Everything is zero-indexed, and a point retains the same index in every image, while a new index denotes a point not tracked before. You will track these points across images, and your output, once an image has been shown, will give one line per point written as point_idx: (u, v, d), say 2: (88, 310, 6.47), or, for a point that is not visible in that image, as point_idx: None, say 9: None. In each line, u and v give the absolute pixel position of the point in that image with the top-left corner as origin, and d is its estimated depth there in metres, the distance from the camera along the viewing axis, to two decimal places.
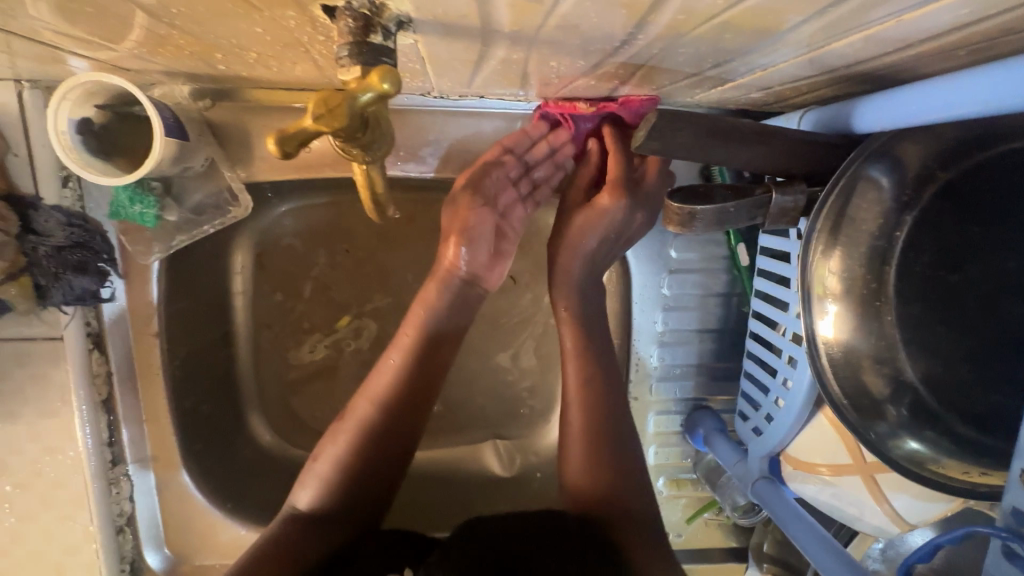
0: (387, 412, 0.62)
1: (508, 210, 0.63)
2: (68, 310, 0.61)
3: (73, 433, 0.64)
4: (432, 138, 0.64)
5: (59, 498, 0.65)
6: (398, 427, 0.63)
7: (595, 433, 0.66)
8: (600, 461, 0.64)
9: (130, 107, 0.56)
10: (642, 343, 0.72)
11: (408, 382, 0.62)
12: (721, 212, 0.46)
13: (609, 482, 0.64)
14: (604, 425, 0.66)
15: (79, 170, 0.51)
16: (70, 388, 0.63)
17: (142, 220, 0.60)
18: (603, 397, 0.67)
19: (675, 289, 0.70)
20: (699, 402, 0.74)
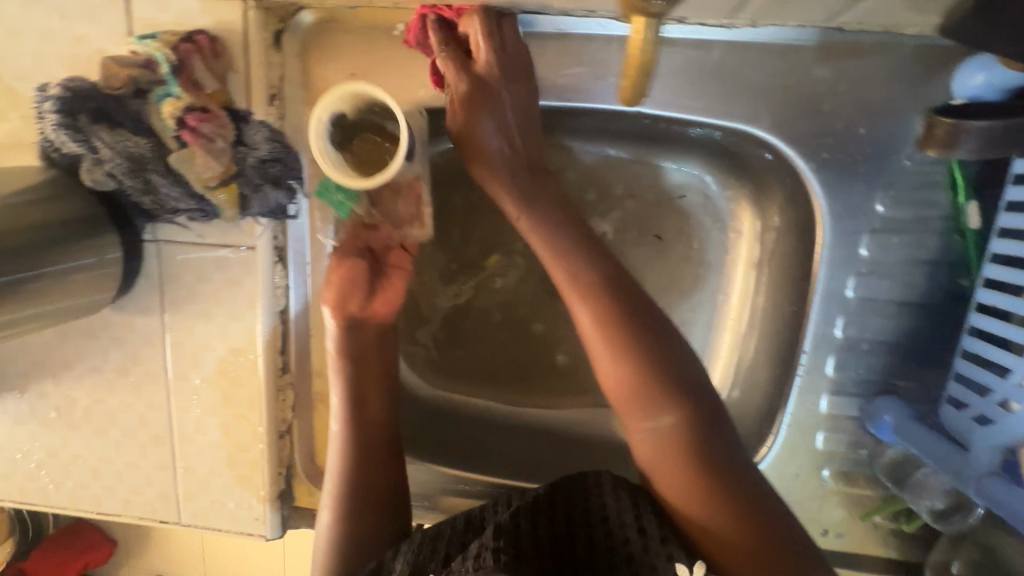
0: (351, 457, 0.69)
1: (381, 258, 0.72)
2: (262, 222, 0.66)
3: (254, 338, 0.69)
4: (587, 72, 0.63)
5: (237, 397, 0.71)
6: (374, 455, 0.69)
7: (631, 359, 0.59)
8: (638, 379, 0.59)
9: (381, 118, 0.61)
10: (824, 312, 0.63)
11: (355, 437, 0.69)
12: (1009, 130, 0.49)
13: (652, 412, 0.59)
14: (639, 343, 0.60)
15: (321, 160, 0.56)
16: (256, 296, 0.68)
17: (340, 208, 0.66)
18: (627, 311, 0.61)
19: (875, 251, 0.60)
20: (886, 387, 0.65)
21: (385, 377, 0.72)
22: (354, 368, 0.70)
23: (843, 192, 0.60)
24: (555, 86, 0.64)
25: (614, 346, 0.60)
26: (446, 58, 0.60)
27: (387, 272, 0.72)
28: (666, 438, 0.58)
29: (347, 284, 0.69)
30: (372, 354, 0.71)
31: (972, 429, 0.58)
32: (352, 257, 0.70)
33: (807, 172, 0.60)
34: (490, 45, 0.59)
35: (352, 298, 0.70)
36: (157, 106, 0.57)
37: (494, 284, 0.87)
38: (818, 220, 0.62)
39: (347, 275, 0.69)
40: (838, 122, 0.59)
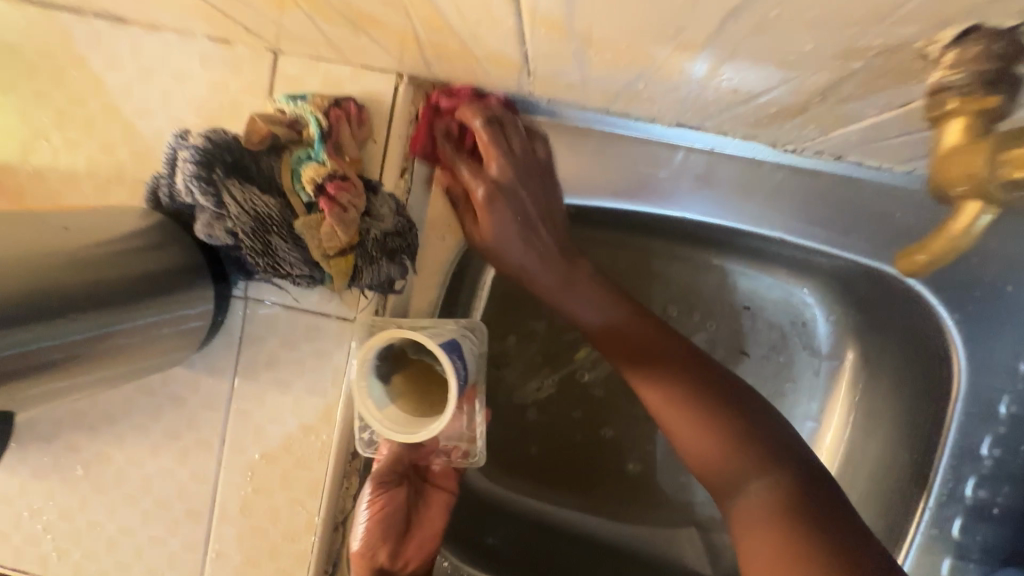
0: None
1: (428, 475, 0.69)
2: (367, 295, 0.61)
3: (332, 417, 0.63)
4: (722, 185, 0.62)
5: (298, 479, 0.64)
6: None
7: (712, 417, 0.54)
8: (727, 443, 0.53)
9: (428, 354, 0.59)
10: (954, 468, 0.60)
11: None
12: None
13: (744, 473, 0.51)
14: (725, 404, 0.55)
15: (361, 402, 0.53)
16: (343, 372, 0.63)
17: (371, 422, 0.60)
18: (700, 378, 0.57)
19: (1015, 413, 0.58)
20: (1012, 557, 0.60)
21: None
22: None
23: (982, 347, 0.58)
24: (690, 198, 0.63)
25: (693, 411, 0.55)
26: (463, 167, 0.58)
27: (428, 500, 0.68)
28: (763, 500, 0.49)
29: (383, 530, 0.65)
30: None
31: None
32: (392, 497, 0.66)
33: (947, 319, 0.59)
34: (497, 149, 0.56)
35: (385, 547, 0.64)
36: (297, 169, 0.55)
37: (578, 379, 0.82)
38: (952, 371, 0.60)
39: (386, 518, 0.65)
40: (984, 275, 0.58)
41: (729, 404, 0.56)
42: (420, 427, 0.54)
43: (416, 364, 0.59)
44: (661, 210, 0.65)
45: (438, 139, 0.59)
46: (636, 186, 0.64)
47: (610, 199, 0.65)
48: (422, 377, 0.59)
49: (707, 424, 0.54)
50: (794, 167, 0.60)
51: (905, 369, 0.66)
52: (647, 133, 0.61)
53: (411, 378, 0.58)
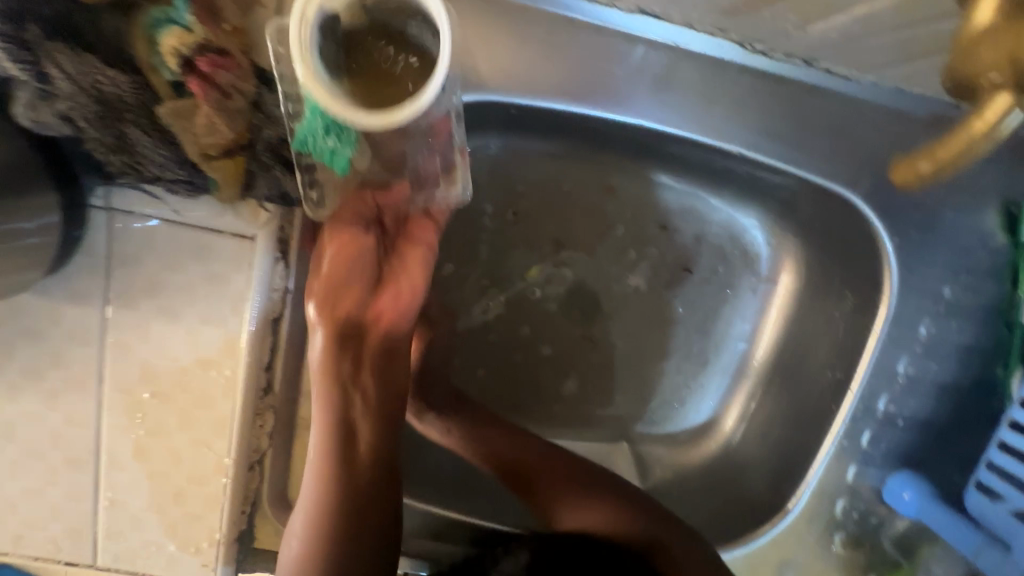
0: (325, 396, 0.52)
1: (403, 217, 0.54)
2: (269, 207, 0.51)
3: (236, 350, 0.55)
4: (683, 89, 0.55)
5: (200, 418, 0.56)
6: (375, 393, 0.53)
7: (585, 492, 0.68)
8: (621, 517, 0.67)
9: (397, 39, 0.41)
10: (870, 386, 0.62)
11: (338, 375, 0.51)
12: None
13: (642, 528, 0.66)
14: (602, 482, 0.68)
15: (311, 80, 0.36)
16: (246, 300, 0.53)
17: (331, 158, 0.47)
18: (561, 461, 0.69)
19: (933, 334, 0.60)
20: (908, 462, 0.65)
21: (392, 389, 0.54)
22: (346, 333, 0.52)
23: (914, 272, 0.59)
24: (649, 103, 0.55)
25: (587, 511, 0.68)
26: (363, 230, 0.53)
27: (403, 255, 0.54)
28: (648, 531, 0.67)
29: (350, 278, 0.52)
30: (370, 353, 0.53)
31: (1013, 525, 0.57)
32: (355, 250, 0.52)
33: (887, 243, 0.58)
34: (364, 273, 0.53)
35: (354, 290, 0.52)
36: (153, 36, 0.41)
37: (532, 297, 0.76)
38: (884, 295, 0.60)
39: (348, 260, 0.52)
40: (929, 199, 0.57)
41: (604, 481, 0.69)
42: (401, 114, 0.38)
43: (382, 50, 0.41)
44: (616, 115, 0.56)
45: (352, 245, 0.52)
46: (587, 84, 0.55)
47: (561, 103, 0.56)
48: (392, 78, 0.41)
49: (603, 504, 0.68)
50: (760, 73, 0.54)
51: (838, 292, 0.68)
52: (600, 20, 0.53)
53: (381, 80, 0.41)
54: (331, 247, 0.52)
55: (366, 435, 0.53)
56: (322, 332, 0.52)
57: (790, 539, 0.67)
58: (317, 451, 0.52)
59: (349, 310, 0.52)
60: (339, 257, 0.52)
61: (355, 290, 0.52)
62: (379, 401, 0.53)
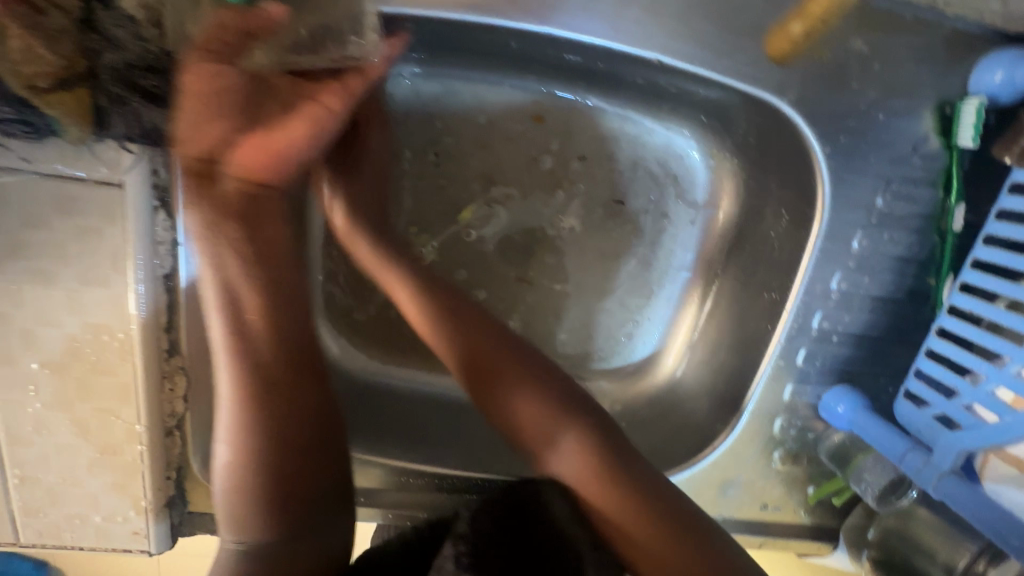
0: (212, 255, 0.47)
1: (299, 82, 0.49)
2: (133, 149, 0.46)
3: (123, 312, 0.50)
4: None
5: (101, 386, 0.52)
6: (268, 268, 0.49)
7: (531, 387, 0.60)
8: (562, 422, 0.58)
9: None
10: (805, 305, 0.61)
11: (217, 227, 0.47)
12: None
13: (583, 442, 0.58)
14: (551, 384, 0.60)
15: None
16: (125, 255, 0.48)
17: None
18: (509, 350, 0.61)
19: (866, 247, 0.59)
20: (843, 376, 0.66)
21: (269, 258, 0.49)
22: (214, 178, 0.47)
23: (847, 182, 0.56)
24: (569, 13, 0.51)
25: (529, 410, 0.59)
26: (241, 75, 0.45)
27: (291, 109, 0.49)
28: (577, 453, 0.57)
29: (225, 118, 0.46)
30: (235, 202, 0.47)
31: (935, 428, 0.55)
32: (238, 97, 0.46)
33: (819, 154, 0.55)
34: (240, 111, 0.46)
35: (217, 126, 0.45)
36: None
37: (467, 239, 0.72)
38: (816, 209, 0.58)
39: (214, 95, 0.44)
40: (861, 103, 0.54)
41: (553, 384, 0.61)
42: None
43: None
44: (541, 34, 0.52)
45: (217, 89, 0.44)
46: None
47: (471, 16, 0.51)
48: None
49: (550, 414, 0.59)
50: None
51: (773, 212, 0.65)
52: None
53: None
54: (183, 104, 0.44)
55: (257, 314, 0.48)
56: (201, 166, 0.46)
57: (732, 459, 0.68)
58: (214, 327, 0.48)
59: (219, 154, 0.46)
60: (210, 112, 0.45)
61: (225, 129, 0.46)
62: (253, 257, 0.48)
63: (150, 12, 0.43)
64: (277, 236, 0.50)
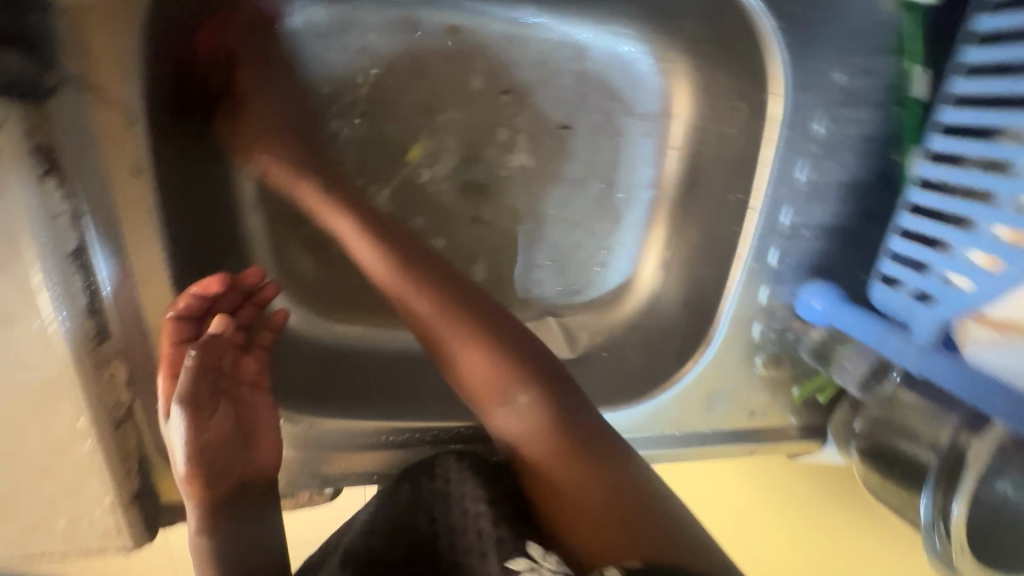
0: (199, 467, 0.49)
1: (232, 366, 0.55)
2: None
3: (32, 296, 0.45)
4: None
5: (29, 383, 0.48)
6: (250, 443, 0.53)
7: (485, 342, 0.55)
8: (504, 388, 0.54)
9: None
10: (773, 200, 0.58)
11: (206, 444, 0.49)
12: None
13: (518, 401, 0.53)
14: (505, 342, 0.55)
15: None
16: (21, 230, 0.42)
17: None
18: (456, 288, 0.57)
19: (830, 129, 0.56)
20: (819, 271, 0.64)
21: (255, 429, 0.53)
22: (224, 442, 0.51)
23: (802, 59, 0.53)
24: None
25: (484, 352, 0.54)
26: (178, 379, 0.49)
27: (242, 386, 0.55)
28: (516, 423, 0.53)
29: (205, 400, 0.50)
30: (208, 417, 0.50)
31: (908, 305, 0.54)
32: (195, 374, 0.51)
33: (768, 33, 0.52)
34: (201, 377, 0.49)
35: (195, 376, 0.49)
36: None
37: (420, 181, 0.68)
38: (774, 93, 0.55)
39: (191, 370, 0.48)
40: None
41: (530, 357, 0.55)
42: None
43: None
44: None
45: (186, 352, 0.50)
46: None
47: None
48: None
49: (513, 371, 0.54)
50: None
51: (729, 106, 0.62)
52: None
53: None
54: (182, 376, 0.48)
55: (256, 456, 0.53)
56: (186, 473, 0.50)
57: (714, 372, 0.67)
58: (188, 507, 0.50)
59: (226, 419, 0.51)
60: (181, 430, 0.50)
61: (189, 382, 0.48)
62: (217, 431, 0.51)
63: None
64: (271, 422, 0.54)
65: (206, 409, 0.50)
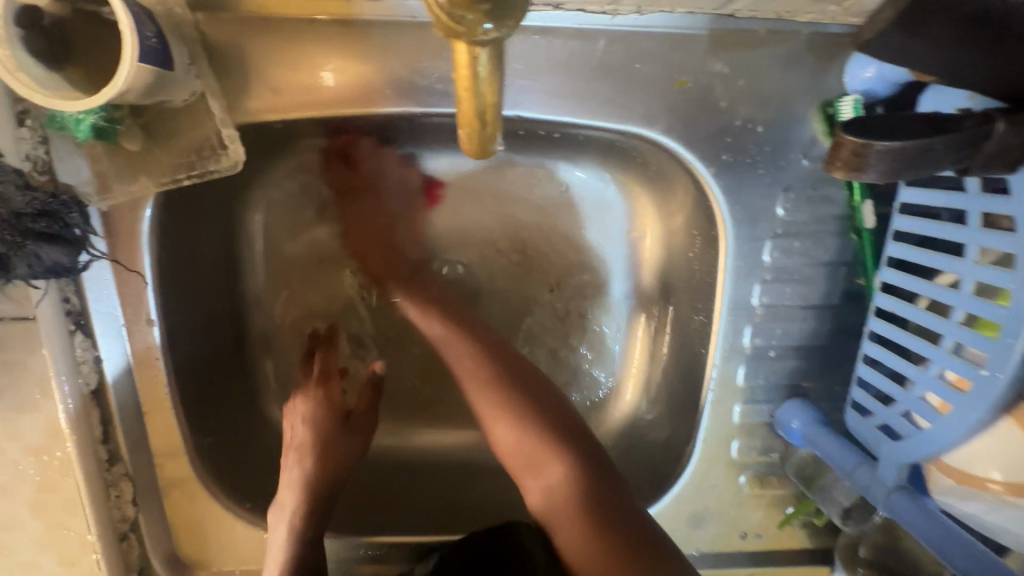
0: (312, 453, 0.62)
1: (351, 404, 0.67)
2: (39, 284, 0.50)
3: (56, 432, 0.53)
4: None
5: (48, 503, 0.55)
6: (339, 457, 0.63)
7: (491, 378, 0.62)
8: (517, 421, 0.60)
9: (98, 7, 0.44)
10: (731, 324, 0.60)
11: (321, 436, 0.63)
12: (925, 148, 0.35)
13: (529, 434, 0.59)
14: (513, 388, 0.61)
15: None
16: (50, 379, 0.52)
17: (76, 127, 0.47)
18: (496, 352, 0.64)
19: (778, 257, 0.57)
20: (794, 390, 0.63)
21: (340, 451, 0.64)
22: (332, 448, 0.63)
23: (743, 196, 0.56)
24: (441, 86, 0.51)
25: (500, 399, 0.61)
26: (320, 385, 0.66)
27: (351, 418, 0.66)
28: (510, 440, 0.60)
29: (340, 412, 0.65)
30: (335, 422, 0.65)
31: (880, 440, 0.52)
32: (322, 402, 0.65)
33: (707, 175, 0.55)
34: (336, 392, 0.67)
35: (334, 387, 0.67)
36: None
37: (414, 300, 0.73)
38: (718, 227, 0.57)
39: (335, 386, 0.67)
40: (737, 120, 0.54)
41: (531, 399, 0.61)
42: (117, 71, 0.41)
43: (92, 32, 0.45)
44: (414, 114, 0.52)
45: (325, 374, 0.67)
46: (375, 89, 0.51)
47: (341, 108, 0.52)
48: (113, 47, 0.45)
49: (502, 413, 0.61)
50: (537, 31, 0.51)
51: (689, 232, 0.64)
52: (347, 18, 0.49)
53: (101, 50, 0.45)
54: (330, 383, 0.67)
55: (340, 470, 0.63)
56: (296, 467, 0.62)
57: (696, 490, 0.65)
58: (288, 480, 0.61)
59: (336, 436, 0.64)
60: (302, 423, 0.64)
61: (329, 390, 0.66)
62: (318, 427, 0.64)
63: (38, 162, 0.49)
64: (350, 452, 0.64)
65: (342, 416, 0.65)
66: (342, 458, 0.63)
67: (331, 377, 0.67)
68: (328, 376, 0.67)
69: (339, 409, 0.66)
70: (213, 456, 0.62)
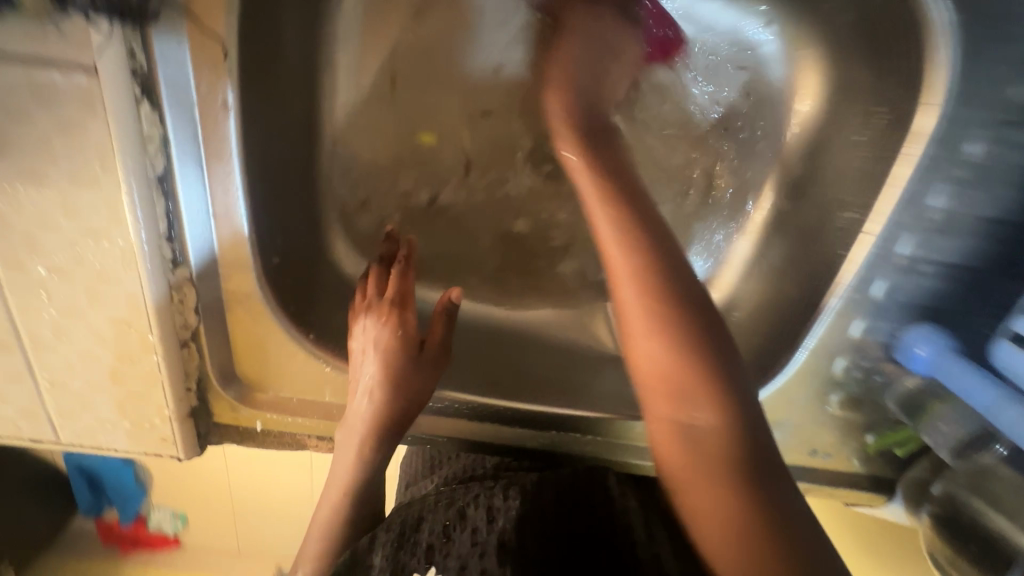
0: (381, 388, 0.56)
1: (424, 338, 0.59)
2: (101, 26, 0.40)
3: (117, 216, 0.47)
4: None
5: (109, 294, 0.51)
6: (411, 396, 0.57)
7: (643, 265, 0.52)
8: (647, 300, 0.52)
9: None
10: (897, 224, 0.51)
11: (388, 372, 0.56)
12: None
13: (664, 320, 0.51)
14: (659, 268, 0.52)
15: None
16: (111, 150, 0.44)
17: None
18: (675, 267, 0.53)
19: (986, 152, 0.48)
20: (924, 316, 0.56)
21: (411, 388, 0.57)
22: (402, 384, 0.57)
23: (972, 63, 0.46)
24: None
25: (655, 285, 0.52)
26: (387, 311, 0.58)
27: (424, 354, 0.58)
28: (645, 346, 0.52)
29: (411, 346, 0.58)
30: (407, 354, 0.57)
31: None
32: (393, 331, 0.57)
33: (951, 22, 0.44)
34: (407, 322, 0.58)
35: (406, 316, 0.58)
36: None
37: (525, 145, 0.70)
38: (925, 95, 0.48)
39: (405, 313, 0.58)
40: None
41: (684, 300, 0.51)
42: None
43: None
44: None
45: (393, 302, 0.59)
46: None
47: None
48: None
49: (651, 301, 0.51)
50: None
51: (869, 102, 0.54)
52: None
53: None
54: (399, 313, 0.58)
55: (409, 409, 0.58)
56: (364, 399, 0.56)
57: (779, 402, 0.61)
58: (355, 407, 0.57)
59: (405, 373, 0.57)
60: (369, 353, 0.57)
61: (401, 319, 0.58)
62: (386, 362, 0.56)
63: None
64: (421, 390, 0.58)
65: (413, 351, 0.58)
66: (413, 397, 0.57)
67: (401, 303, 0.59)
68: (399, 306, 0.59)
69: (410, 343, 0.58)
70: (280, 281, 0.58)
